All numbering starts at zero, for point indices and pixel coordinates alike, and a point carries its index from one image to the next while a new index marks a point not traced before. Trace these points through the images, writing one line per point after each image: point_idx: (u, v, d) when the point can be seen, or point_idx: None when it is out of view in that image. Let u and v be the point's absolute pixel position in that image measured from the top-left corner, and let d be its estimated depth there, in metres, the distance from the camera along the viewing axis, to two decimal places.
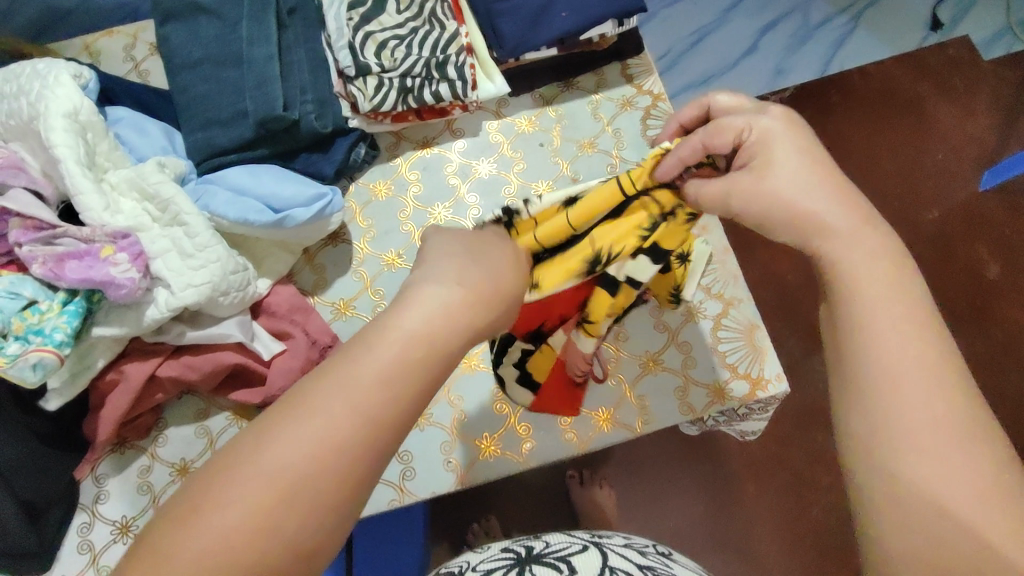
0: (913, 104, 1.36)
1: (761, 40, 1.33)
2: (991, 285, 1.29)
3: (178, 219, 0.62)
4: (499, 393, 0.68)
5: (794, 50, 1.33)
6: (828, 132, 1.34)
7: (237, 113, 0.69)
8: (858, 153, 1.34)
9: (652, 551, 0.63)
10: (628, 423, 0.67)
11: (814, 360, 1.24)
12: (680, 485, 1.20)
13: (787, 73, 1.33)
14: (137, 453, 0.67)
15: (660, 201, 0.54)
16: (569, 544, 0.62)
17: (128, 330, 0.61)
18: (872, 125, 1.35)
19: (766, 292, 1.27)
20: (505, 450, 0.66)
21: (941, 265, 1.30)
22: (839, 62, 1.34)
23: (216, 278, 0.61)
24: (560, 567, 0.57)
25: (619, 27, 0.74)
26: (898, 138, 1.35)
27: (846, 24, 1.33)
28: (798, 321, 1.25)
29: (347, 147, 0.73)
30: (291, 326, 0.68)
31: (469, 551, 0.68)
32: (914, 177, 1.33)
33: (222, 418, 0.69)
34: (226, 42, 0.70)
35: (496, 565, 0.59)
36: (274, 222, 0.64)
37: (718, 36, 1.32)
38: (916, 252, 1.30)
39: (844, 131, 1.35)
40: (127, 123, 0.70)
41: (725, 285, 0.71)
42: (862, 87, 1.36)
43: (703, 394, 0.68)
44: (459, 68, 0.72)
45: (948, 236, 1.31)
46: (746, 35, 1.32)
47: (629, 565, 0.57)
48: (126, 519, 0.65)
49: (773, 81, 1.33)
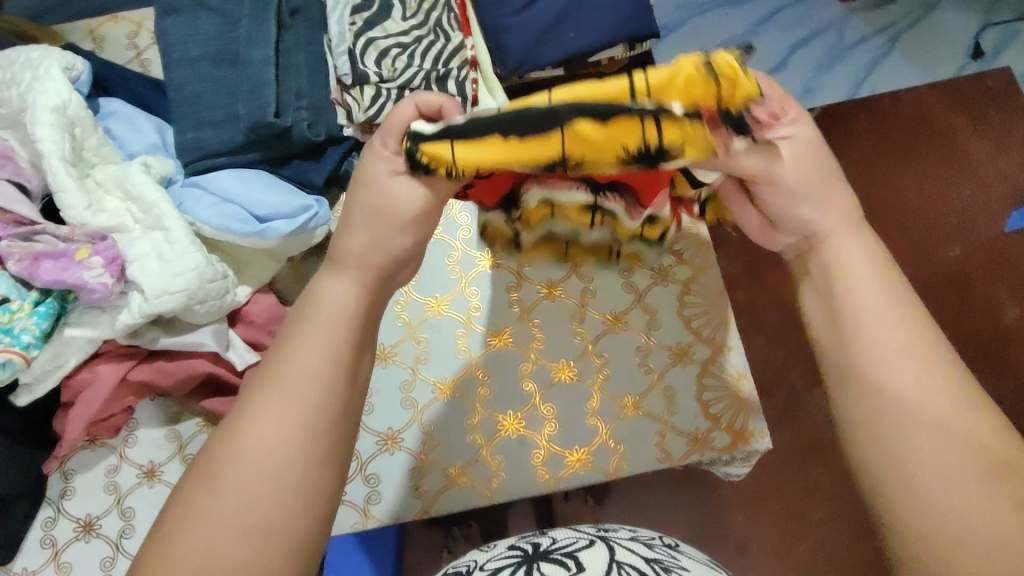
0: (946, 133, 1.27)
1: (793, 55, 1.28)
2: (1009, 330, 1.18)
3: (160, 224, 0.62)
4: (471, 423, 0.66)
5: (823, 70, 1.28)
6: (851, 158, 1.30)
7: (229, 115, 0.67)
8: (882, 184, 1.28)
9: (659, 542, 0.54)
10: (602, 466, 0.65)
11: (816, 392, 1.21)
12: (668, 512, 1.18)
13: (816, 92, 1.28)
14: (106, 452, 0.67)
15: (626, 132, 0.30)
16: (575, 539, 0.53)
17: (101, 334, 0.60)
18: (896, 156, 1.29)
19: (774, 316, 1.24)
20: (474, 482, 0.65)
21: (956, 304, 1.21)
22: (870, 86, 1.29)
23: (193, 286, 0.60)
24: (568, 565, 0.48)
25: (630, 51, 0.72)
26: (927, 168, 1.27)
27: (880, 47, 1.29)
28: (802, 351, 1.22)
29: (339, 157, 0.71)
30: (268, 338, 0.68)
31: (475, 549, 0.58)
32: (929, 213, 1.25)
33: (193, 423, 0.68)
34: (226, 41, 0.68)
35: (500, 565, 0.50)
36: (256, 233, 0.63)
37: (749, 49, 1.28)
38: (932, 289, 1.22)
39: (869, 158, 1.29)
40: (117, 117, 0.69)
41: (694, 251, 0.71)
42: (894, 112, 1.29)
43: (683, 442, 0.66)
44: (460, 83, 0.70)
45: (967, 279, 1.21)
46: (775, 50, 1.28)
47: (640, 561, 0.49)
48: (90, 517, 0.65)
49: (802, 99, 1.28)
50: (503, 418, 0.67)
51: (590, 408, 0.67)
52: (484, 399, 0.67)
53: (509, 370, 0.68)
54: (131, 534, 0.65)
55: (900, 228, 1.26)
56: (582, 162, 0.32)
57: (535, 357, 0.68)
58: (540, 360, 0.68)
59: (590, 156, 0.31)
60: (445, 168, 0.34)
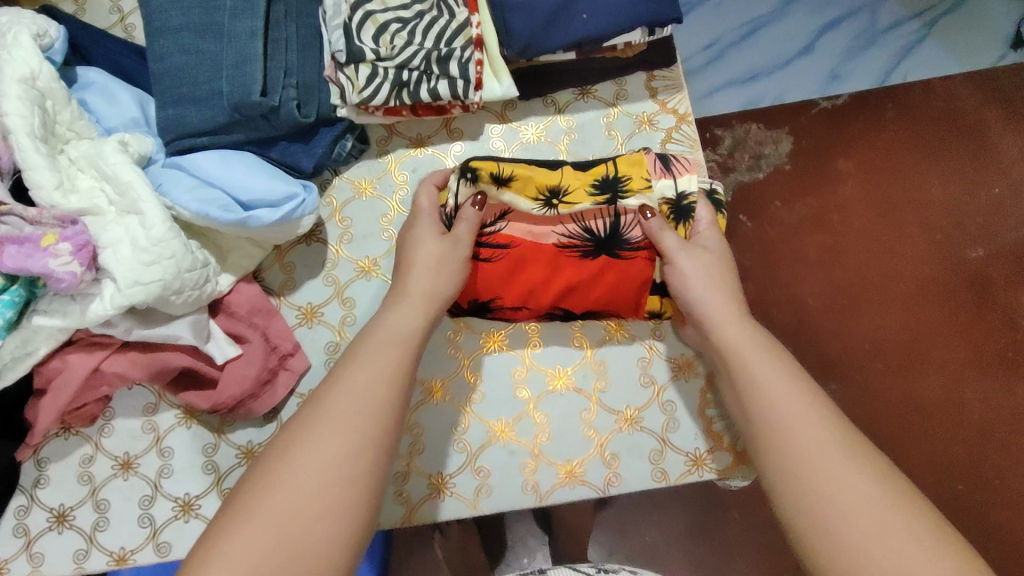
0: (977, 127, 1.16)
1: (823, 37, 1.18)
2: None
3: (135, 208, 0.58)
4: (460, 430, 0.63)
5: (853, 56, 1.18)
6: (878, 147, 1.16)
7: (212, 91, 0.62)
8: (906, 177, 1.16)
9: None
10: (595, 480, 0.63)
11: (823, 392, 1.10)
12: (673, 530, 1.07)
13: (845, 76, 1.17)
14: (80, 441, 0.65)
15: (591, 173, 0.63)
16: None
17: (71, 323, 0.57)
18: (923, 151, 1.16)
19: (783, 313, 1.12)
20: (460, 490, 0.62)
21: (975, 309, 1.11)
22: (902, 73, 1.18)
23: (169, 276, 0.57)
24: None
25: (649, 36, 0.66)
26: (954, 163, 1.16)
27: (917, 30, 1.18)
28: (816, 345, 1.10)
29: (331, 140, 0.67)
30: (249, 330, 0.64)
31: None
32: (954, 213, 1.14)
33: (171, 415, 0.65)
34: (211, 9, 0.63)
35: None
36: (237, 222, 0.59)
37: (777, 30, 1.19)
38: (950, 291, 1.12)
39: (896, 148, 1.16)
40: (96, 89, 0.65)
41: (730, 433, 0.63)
42: (924, 100, 1.17)
43: (681, 460, 0.63)
44: (462, 65, 0.65)
45: (988, 281, 1.12)
46: (801, 33, 1.18)
47: None
48: (64, 508, 0.63)
49: (829, 84, 1.17)
50: (493, 425, 0.64)
51: (585, 419, 0.64)
52: (473, 404, 0.64)
53: (500, 375, 0.65)
54: (105, 527, 0.63)
55: (925, 226, 1.14)
56: (567, 190, 0.62)
57: (529, 362, 0.65)
58: (534, 365, 0.65)
59: (570, 187, 0.62)
60: (487, 172, 0.61)
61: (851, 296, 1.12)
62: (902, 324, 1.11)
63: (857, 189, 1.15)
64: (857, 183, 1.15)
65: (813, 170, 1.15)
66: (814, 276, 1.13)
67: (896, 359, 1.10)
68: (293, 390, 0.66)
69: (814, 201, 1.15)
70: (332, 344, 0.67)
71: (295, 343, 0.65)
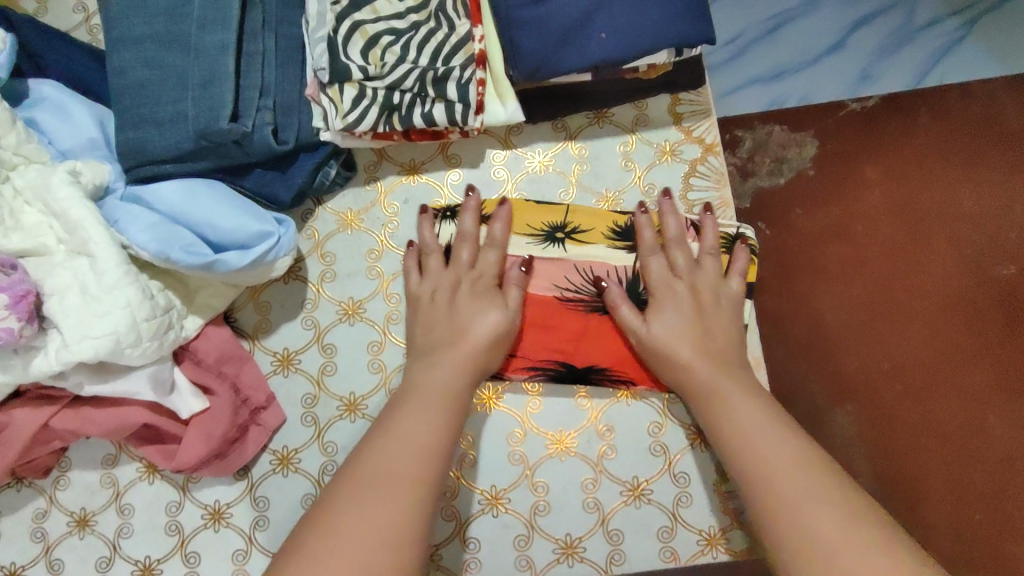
0: None
1: (852, 35, 0.89)
2: None
3: (85, 249, 0.51)
4: (449, 498, 0.57)
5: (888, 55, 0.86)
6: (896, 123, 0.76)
7: (177, 114, 0.55)
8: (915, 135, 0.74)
9: None
10: (597, 558, 0.57)
11: (837, 411, 0.76)
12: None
13: (878, 79, 0.84)
14: (34, 493, 0.59)
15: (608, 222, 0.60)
16: None
17: (14, 379, 0.51)
18: (970, 151, 0.67)
19: (797, 326, 0.81)
20: (446, 566, 0.56)
21: None
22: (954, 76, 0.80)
23: (122, 329, 0.50)
24: None
25: (675, 58, 0.58)
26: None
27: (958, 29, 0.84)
28: (826, 367, 0.76)
29: (312, 168, 0.59)
30: (217, 381, 0.58)
31: None
32: (994, 227, 0.63)
33: (132, 469, 0.59)
34: (178, 17, 0.56)
35: None
36: (202, 265, 0.52)
37: (798, 29, 0.91)
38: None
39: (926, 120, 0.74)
40: (48, 105, 0.57)
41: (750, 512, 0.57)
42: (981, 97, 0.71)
43: (693, 540, 0.57)
44: (462, 87, 0.57)
45: None
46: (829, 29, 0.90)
47: None
48: (15, 566, 0.58)
49: (855, 88, 0.85)
50: (485, 493, 0.57)
51: (587, 489, 0.58)
52: (465, 469, 0.58)
53: (494, 437, 0.58)
54: None
55: (956, 224, 0.66)
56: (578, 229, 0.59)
57: (527, 424, 0.59)
58: (532, 428, 0.59)
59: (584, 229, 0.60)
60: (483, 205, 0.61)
61: (868, 317, 0.72)
62: (919, 347, 0.67)
63: (883, 197, 0.73)
64: (885, 192, 0.73)
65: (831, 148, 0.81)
66: (829, 288, 0.77)
67: (913, 390, 0.67)
68: (266, 445, 0.60)
69: (835, 210, 0.78)
70: (310, 396, 0.60)
71: (269, 394, 0.59)
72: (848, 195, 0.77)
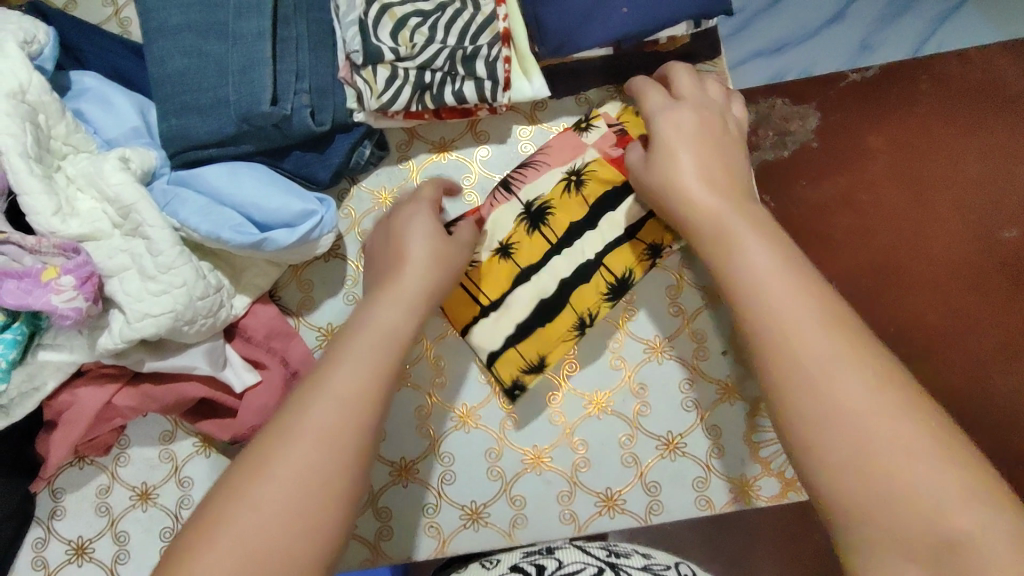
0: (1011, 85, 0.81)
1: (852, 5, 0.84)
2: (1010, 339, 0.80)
3: (140, 231, 0.53)
4: (494, 458, 0.60)
5: (887, 23, 0.83)
6: (895, 96, 0.83)
7: (217, 99, 0.57)
8: (904, 113, 0.83)
9: None
10: (637, 510, 0.60)
11: None
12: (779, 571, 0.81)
13: (879, 50, 0.83)
14: (96, 471, 0.62)
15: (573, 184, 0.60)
16: (583, 566, 0.41)
17: (79, 357, 0.54)
18: (968, 120, 0.82)
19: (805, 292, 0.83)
20: (493, 521, 0.60)
21: (969, 286, 0.81)
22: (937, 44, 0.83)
23: (180, 306, 0.52)
24: None
25: (695, 29, 0.60)
26: (958, 115, 0.82)
27: None
28: None
29: (349, 148, 0.62)
30: (267, 356, 0.60)
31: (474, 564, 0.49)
32: (967, 197, 0.81)
33: (189, 444, 0.62)
34: (211, 6, 0.57)
35: None
36: (252, 244, 0.55)
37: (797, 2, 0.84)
38: (953, 267, 0.81)
39: (911, 97, 0.83)
40: (92, 96, 0.59)
41: (781, 459, 0.60)
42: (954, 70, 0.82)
43: (727, 488, 0.60)
44: (490, 64, 0.59)
45: (991, 261, 0.81)
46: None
47: None
48: (83, 540, 0.61)
49: (856, 58, 0.83)
50: (528, 453, 0.61)
51: (624, 444, 0.61)
52: (507, 430, 0.61)
53: (534, 399, 0.61)
54: (126, 560, 0.61)
55: (962, 189, 0.81)
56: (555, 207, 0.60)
57: (566, 386, 0.62)
58: (570, 389, 0.62)
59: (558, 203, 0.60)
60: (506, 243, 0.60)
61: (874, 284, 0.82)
62: (926, 311, 0.81)
63: (888, 167, 0.83)
64: (891, 162, 0.83)
65: (843, 112, 0.84)
66: (836, 258, 0.83)
67: (913, 346, 0.81)
68: None
69: (840, 181, 0.84)
70: None
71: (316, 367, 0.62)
72: (853, 169, 0.84)
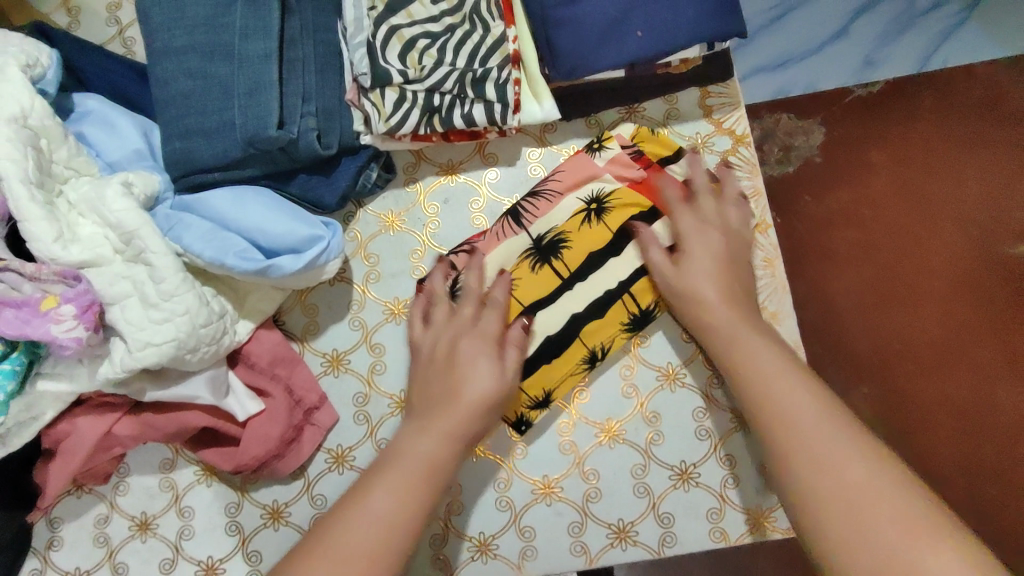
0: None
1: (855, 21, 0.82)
2: None
3: (142, 257, 0.51)
4: (503, 488, 0.59)
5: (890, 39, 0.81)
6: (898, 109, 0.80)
7: (222, 122, 0.55)
8: (907, 126, 0.79)
9: None
10: (650, 542, 0.58)
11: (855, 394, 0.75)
12: None
13: (883, 66, 0.81)
14: (94, 500, 0.60)
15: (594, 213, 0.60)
16: None
17: (79, 388, 0.53)
18: None
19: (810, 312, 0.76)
20: (502, 554, 0.58)
21: None
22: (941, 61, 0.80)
23: (183, 335, 0.51)
24: None
25: (708, 52, 0.59)
26: None
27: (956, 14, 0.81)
28: (839, 349, 0.75)
29: (355, 171, 0.61)
30: (271, 383, 0.59)
31: None
32: None
33: (190, 472, 0.61)
34: (216, 28, 0.56)
35: None
36: (257, 270, 0.53)
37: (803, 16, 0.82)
38: None
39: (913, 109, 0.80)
40: (94, 118, 0.58)
41: None
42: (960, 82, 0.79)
43: (742, 519, 0.59)
44: (500, 87, 0.58)
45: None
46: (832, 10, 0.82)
47: None
48: (80, 571, 0.59)
49: (860, 73, 0.81)
50: (538, 483, 0.59)
51: (638, 474, 0.59)
52: (516, 460, 0.59)
53: (545, 429, 0.60)
54: None
55: None
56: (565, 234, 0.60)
57: (577, 415, 0.60)
58: (581, 418, 0.60)
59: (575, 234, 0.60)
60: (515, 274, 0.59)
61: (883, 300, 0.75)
62: None
63: (891, 181, 0.79)
64: (894, 177, 0.79)
65: (848, 126, 0.80)
66: (842, 271, 0.77)
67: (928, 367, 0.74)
68: (320, 445, 0.61)
69: (845, 193, 0.79)
70: (361, 395, 0.62)
71: (321, 395, 0.61)
72: (859, 180, 0.79)
